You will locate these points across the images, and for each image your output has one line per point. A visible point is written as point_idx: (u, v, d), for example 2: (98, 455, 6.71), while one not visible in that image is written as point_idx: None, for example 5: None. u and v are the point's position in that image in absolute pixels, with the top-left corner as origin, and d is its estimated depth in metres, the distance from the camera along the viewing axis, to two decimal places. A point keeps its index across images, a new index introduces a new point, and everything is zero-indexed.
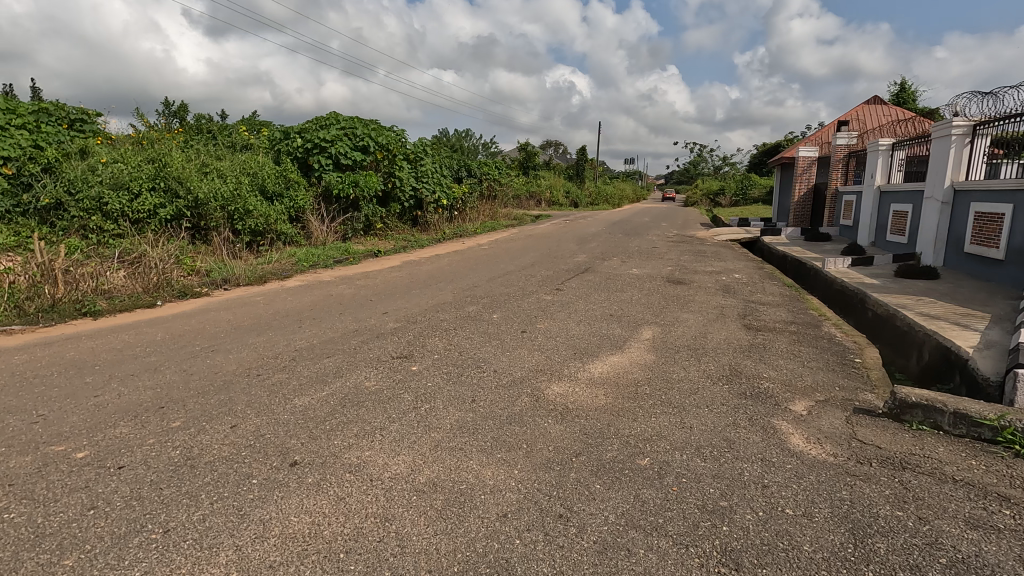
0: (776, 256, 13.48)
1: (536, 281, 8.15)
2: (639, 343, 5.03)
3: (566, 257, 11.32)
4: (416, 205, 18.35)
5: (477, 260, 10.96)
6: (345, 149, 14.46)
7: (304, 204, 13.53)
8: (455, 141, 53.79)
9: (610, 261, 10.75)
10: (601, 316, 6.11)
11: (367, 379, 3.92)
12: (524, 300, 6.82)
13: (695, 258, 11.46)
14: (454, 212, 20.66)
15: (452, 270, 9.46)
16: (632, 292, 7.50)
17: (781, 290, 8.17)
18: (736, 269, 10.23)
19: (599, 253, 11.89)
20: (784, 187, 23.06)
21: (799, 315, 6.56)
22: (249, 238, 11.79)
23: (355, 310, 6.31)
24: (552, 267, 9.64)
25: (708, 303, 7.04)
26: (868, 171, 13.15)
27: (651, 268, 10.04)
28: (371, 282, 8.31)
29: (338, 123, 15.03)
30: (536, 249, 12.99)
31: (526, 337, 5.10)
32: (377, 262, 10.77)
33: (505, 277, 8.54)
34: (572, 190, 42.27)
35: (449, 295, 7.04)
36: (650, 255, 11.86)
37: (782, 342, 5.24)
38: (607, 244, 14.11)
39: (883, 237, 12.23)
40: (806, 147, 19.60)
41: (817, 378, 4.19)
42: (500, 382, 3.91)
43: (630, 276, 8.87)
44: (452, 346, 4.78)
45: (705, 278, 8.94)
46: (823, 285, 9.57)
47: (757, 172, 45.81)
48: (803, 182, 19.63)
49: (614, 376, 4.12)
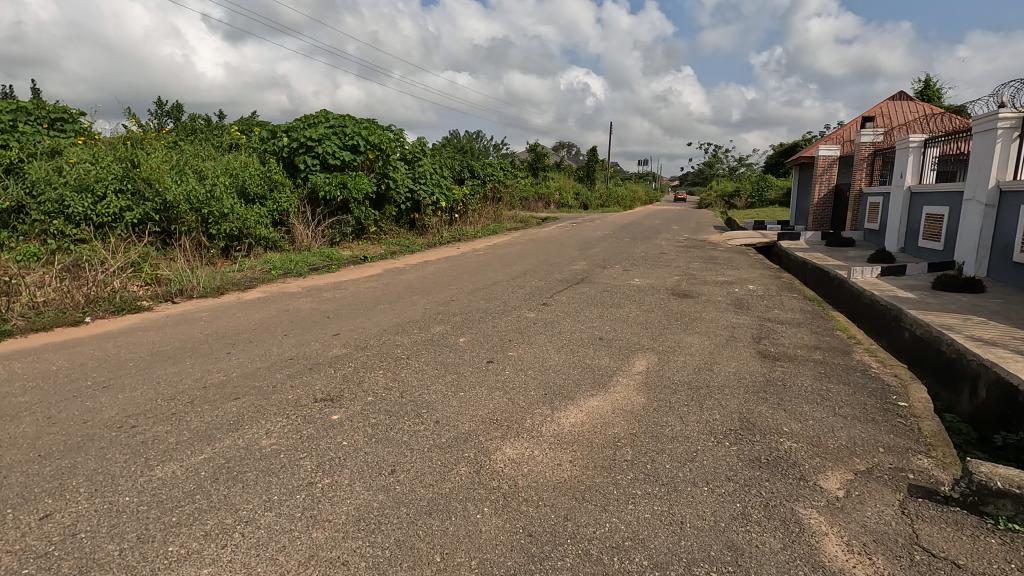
0: (794, 263, 12.42)
1: (523, 294, 7.26)
2: (628, 379, 4.09)
3: (563, 264, 10.40)
4: (413, 207, 17.54)
5: (466, 268, 10.09)
6: (333, 149, 13.66)
7: (288, 207, 12.79)
8: (464, 143, 53.07)
9: (611, 269, 9.81)
10: (588, 340, 5.19)
11: (266, 435, 3.04)
12: (503, 318, 5.94)
13: (705, 267, 10.46)
14: (454, 215, 19.80)
15: (435, 280, 8.58)
16: (630, 308, 6.57)
17: (803, 305, 7.16)
18: (751, 279, 9.23)
19: (600, 261, 10.92)
20: (803, 188, 21.88)
21: (825, 338, 5.58)
22: (224, 243, 11.17)
23: (305, 330, 5.46)
24: (545, 278, 8.72)
25: (717, 323, 6.07)
26: (897, 171, 12.04)
27: (655, 276, 9.09)
28: (340, 294, 7.47)
29: (327, 121, 14.26)
30: (534, 255, 12.07)
31: (491, 370, 4.22)
32: (357, 269, 9.98)
33: (489, 289, 7.65)
34: (582, 192, 41.21)
35: (418, 312, 6.17)
36: (656, 263, 10.88)
37: (805, 378, 4.28)
38: (611, 250, 13.15)
39: (915, 243, 11.13)
40: (826, 145, 18.45)
41: (854, 436, 3.23)
42: (437, 441, 3.02)
43: (630, 288, 7.93)
44: (397, 381, 3.91)
45: (715, 291, 7.96)
46: (849, 297, 8.54)
47: (774, 173, 44.47)
48: (823, 183, 18.49)
49: (589, 430, 3.21)
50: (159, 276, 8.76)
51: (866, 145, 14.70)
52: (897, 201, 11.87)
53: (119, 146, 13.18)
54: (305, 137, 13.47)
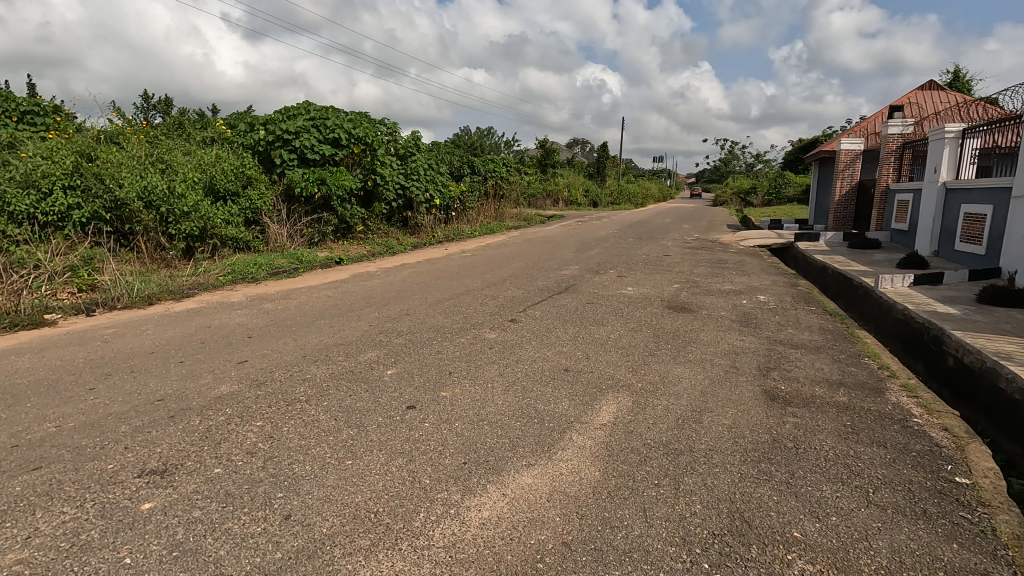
0: (814, 267, 11.23)
1: (492, 306, 6.26)
2: (586, 438, 3.05)
3: (552, 269, 9.37)
4: (404, 206, 16.66)
5: (443, 273, 9.13)
6: (312, 142, 12.76)
7: (262, 205, 11.92)
8: (472, 140, 52.09)
9: (604, 275, 8.74)
10: (552, 372, 4.15)
11: (21, 542, 2.08)
12: (456, 338, 4.94)
13: (711, 272, 9.35)
14: (450, 213, 18.87)
15: (401, 288, 7.62)
16: (614, 327, 5.52)
17: (823, 323, 6.05)
18: (763, 287, 8.10)
19: (595, 265, 9.85)
20: (823, 185, 20.57)
21: (851, 370, 4.49)
22: (185, 244, 10.28)
23: (211, 355, 4.50)
24: (525, 285, 7.69)
25: (717, 346, 5.00)
26: (929, 165, 10.78)
27: (652, 284, 8.02)
28: (286, 305, 6.54)
29: (307, 113, 13.32)
30: (524, 257, 11.08)
31: (406, 421, 3.21)
32: (324, 274, 9.07)
33: (456, 300, 6.66)
34: (592, 189, 40.00)
35: (358, 332, 5.20)
36: (657, 268, 9.78)
37: (827, 436, 3.22)
38: (610, 252, 12.06)
39: (951, 246, 9.91)
40: (849, 138, 17.13)
41: (901, 552, 2.17)
42: (269, 557, 2.03)
43: (619, 299, 6.87)
44: (272, 440, 2.93)
45: (719, 303, 6.87)
46: (877, 310, 7.39)
47: (793, 169, 42.83)
48: (845, 179, 17.20)
49: (505, 538, 2.18)
50: (100, 278, 7.90)
51: (894, 137, 13.38)
52: (930, 199, 10.63)
53: (86, 140, 12.38)
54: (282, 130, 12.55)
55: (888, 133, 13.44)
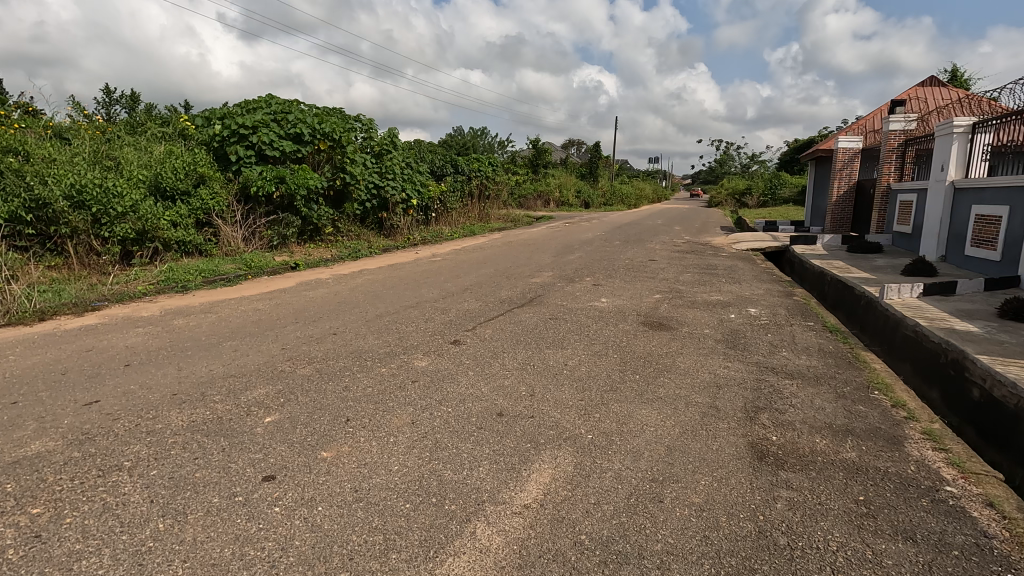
0: (811, 273, 10.39)
1: (438, 324, 5.38)
2: (494, 534, 2.16)
3: (522, 276, 8.48)
4: (378, 206, 15.78)
5: (401, 280, 8.24)
6: (271, 137, 11.81)
7: (214, 205, 10.98)
8: (463, 140, 51.20)
9: (579, 283, 7.87)
10: (482, 417, 3.27)
11: None
12: (378, 368, 4.06)
13: (698, 280, 8.50)
14: (429, 215, 18.04)
15: (345, 300, 6.71)
16: (575, 350, 4.64)
17: (823, 343, 5.18)
18: (755, 298, 7.24)
19: (571, 271, 8.97)
20: (818, 184, 19.80)
21: (859, 410, 3.63)
22: (122, 248, 9.33)
23: (60, 392, 3.60)
24: (486, 296, 6.81)
25: (696, 377, 4.12)
26: (935, 162, 9.97)
27: (630, 294, 7.14)
28: (200, 321, 5.63)
29: (267, 106, 12.38)
30: (496, 262, 10.19)
31: (251, 504, 2.31)
32: (270, 281, 8.17)
33: (400, 315, 5.78)
34: (583, 189, 39.15)
35: (263, 358, 4.31)
36: (639, 274, 8.91)
37: (833, 523, 2.33)
38: (591, 256, 11.19)
39: (960, 252, 9.09)
40: (847, 136, 16.33)
41: None
42: None
43: (589, 313, 5.99)
44: (33, 545, 2.02)
45: (703, 317, 6.01)
46: (883, 325, 6.55)
47: (788, 170, 42.11)
48: (843, 179, 16.42)
49: None
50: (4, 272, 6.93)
51: (895, 134, 12.57)
52: (936, 200, 9.82)
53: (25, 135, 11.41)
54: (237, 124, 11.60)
55: (889, 129, 12.63)
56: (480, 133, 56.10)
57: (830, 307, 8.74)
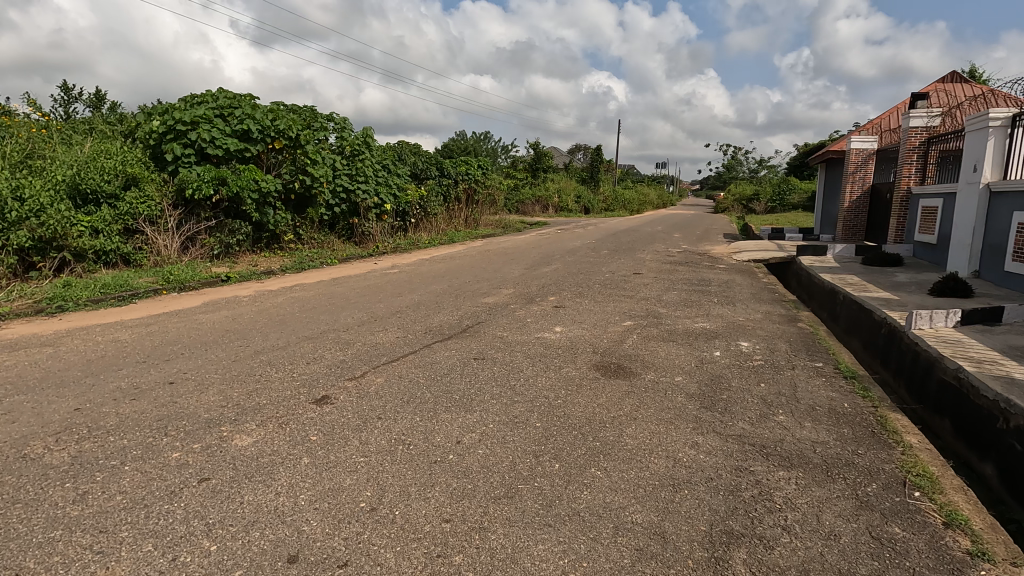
0: (822, 290, 8.98)
1: (320, 368, 4.06)
2: None
3: (475, 294, 7.19)
4: (346, 210, 14.60)
5: (331, 298, 6.99)
6: (212, 134, 10.59)
7: (144, 210, 9.78)
8: (462, 144, 50.24)
9: (537, 305, 6.54)
10: (256, 564, 1.95)
11: None
12: (171, 449, 2.74)
13: (684, 300, 7.14)
14: (407, 220, 16.87)
15: (236, 328, 5.40)
16: (483, 415, 3.29)
17: (835, 399, 3.81)
18: (750, 326, 5.87)
19: (535, 288, 7.64)
20: (829, 189, 18.38)
21: (894, 539, 2.29)
22: (21, 259, 8.13)
23: None
24: (413, 324, 5.47)
25: (645, 468, 2.76)
26: (966, 161, 8.56)
27: (595, 321, 5.79)
28: (23, 358, 4.36)
29: (213, 100, 11.16)
30: (456, 276, 8.86)
31: None
32: (177, 299, 6.94)
33: (284, 352, 4.49)
34: (584, 194, 37.80)
35: (27, 429, 3.01)
36: (615, 292, 7.58)
37: None
38: (568, 268, 9.84)
39: (998, 268, 7.66)
40: (859, 136, 14.94)
41: None
42: None
43: (530, 349, 4.65)
44: None
45: (678, 355, 4.66)
46: (911, 365, 5.18)
47: (798, 175, 40.61)
48: (856, 182, 15.03)
49: None
50: None
51: (916, 131, 11.15)
52: (968, 206, 8.39)
53: None
54: (175, 119, 10.39)
55: (909, 126, 11.22)
56: (482, 138, 55.03)
57: (842, 333, 7.38)
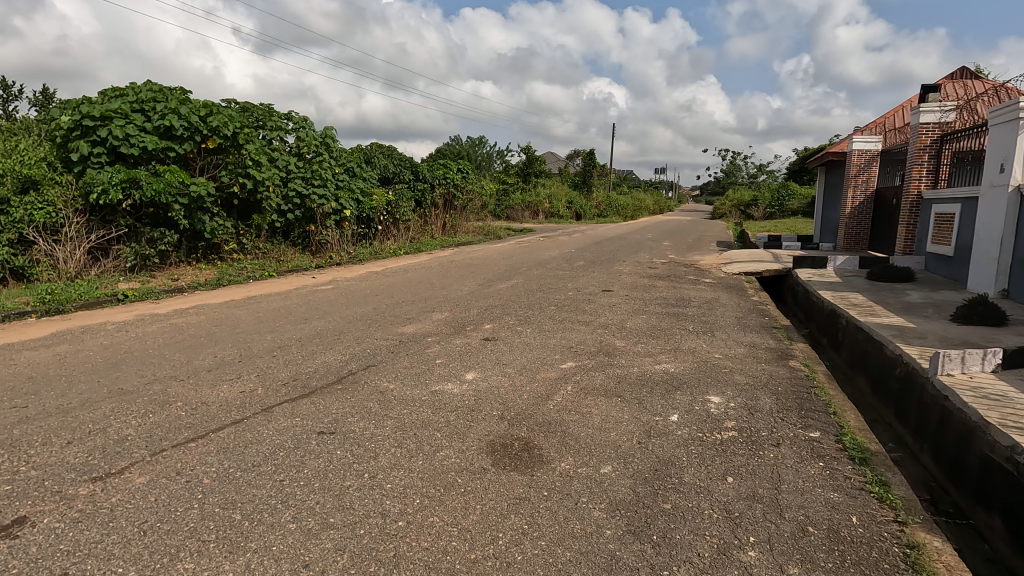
0: (822, 311, 7.65)
1: (76, 454, 2.75)
2: None
3: (398, 320, 5.90)
4: (299, 216, 13.32)
5: (217, 326, 5.71)
6: (126, 130, 9.30)
7: (40, 217, 8.51)
8: (453, 151, 49.25)
9: (464, 337, 5.23)
10: None
11: None
12: None
13: (652, 329, 5.81)
14: (372, 228, 15.62)
15: (47, 374, 4.10)
16: (253, 563, 1.98)
17: (838, 511, 2.51)
18: (726, 368, 4.55)
19: (474, 313, 6.34)
20: (828, 194, 17.15)
21: None
22: None
23: None
24: (280, 368, 4.16)
25: None
26: (991, 159, 7.27)
27: (525, 361, 4.47)
28: None
29: (134, 92, 9.89)
30: (392, 295, 7.59)
31: None
32: (30, 326, 5.69)
33: (59, 420, 3.19)
34: (576, 200, 36.58)
35: None
36: (571, 317, 6.27)
37: None
38: (528, 285, 8.54)
39: None
40: (862, 137, 13.67)
41: None
42: None
43: (412, 414, 3.34)
44: None
45: (619, 421, 3.34)
46: (944, 430, 3.84)
47: (798, 180, 39.39)
48: (859, 186, 13.79)
49: None
50: None
51: (928, 128, 9.85)
52: (992, 213, 7.11)
53: None
54: (82, 114, 9.10)
55: (920, 122, 9.89)
56: (474, 143, 53.88)
57: (847, 370, 6.04)
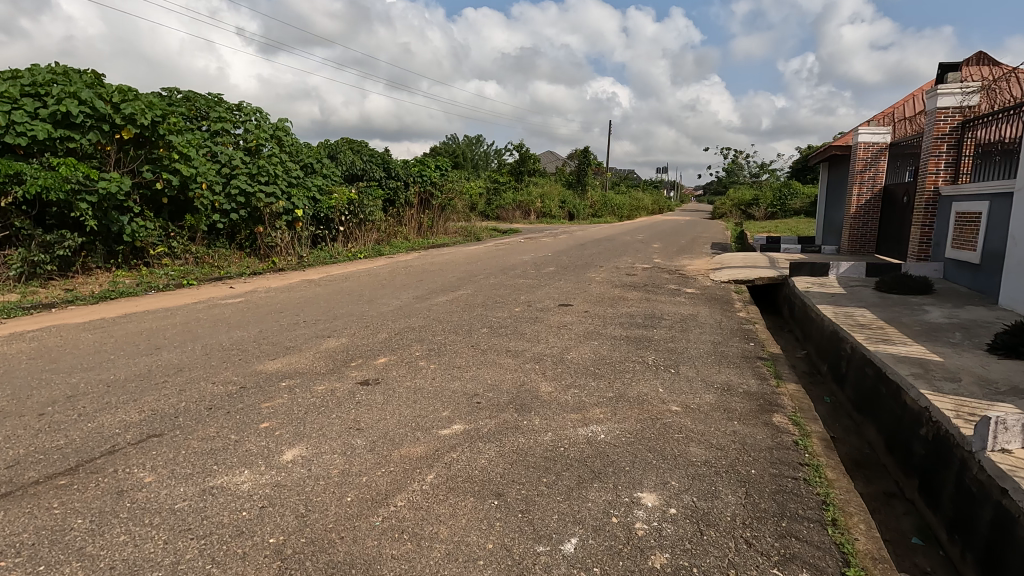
0: (823, 332, 6.30)
1: None
2: None
3: (274, 351, 4.60)
4: (244, 217, 12.02)
5: (33, 359, 4.40)
6: (9, 116, 8.03)
7: None
8: (446, 150, 48.05)
9: (339, 377, 3.92)
10: None
11: None
12: None
13: (598, 363, 4.49)
14: (332, 230, 14.36)
15: None
16: None
17: None
18: (680, 432, 3.21)
19: (380, 339, 5.02)
20: (831, 192, 15.79)
21: None
22: None
23: None
24: (17, 441, 2.83)
25: None
26: None
27: (393, 423, 3.14)
28: None
29: (28, 74, 8.63)
30: (302, 312, 6.30)
31: None
32: None
33: None
34: (569, 199, 35.25)
35: None
36: (501, 345, 4.94)
37: None
38: (474, 297, 7.22)
39: None
40: (869, 127, 12.33)
41: None
42: None
43: (132, 543, 2.02)
44: None
45: (474, 556, 2.02)
46: (1007, 548, 2.48)
47: (801, 179, 37.99)
48: (865, 183, 12.43)
49: None
50: None
51: (947, 113, 8.44)
52: None
53: None
54: None
55: (938, 106, 8.48)
56: (469, 142, 52.60)
57: (856, 418, 4.68)
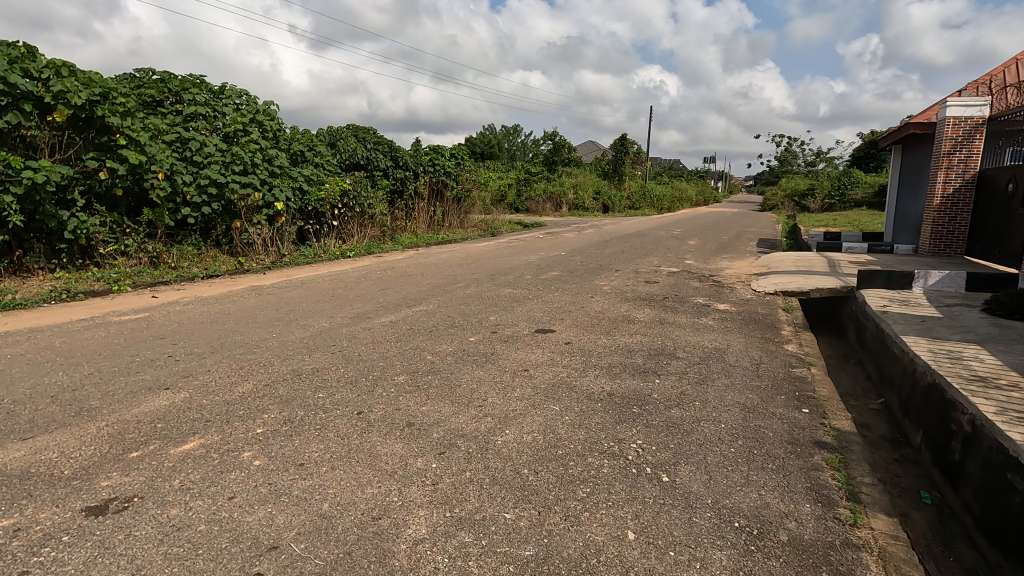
0: (914, 383, 4.27)
1: None
2: None
3: (49, 420, 3.02)
4: (218, 211, 10.70)
5: None
6: None
7: None
8: (479, 141, 46.54)
9: (69, 491, 2.29)
10: None
11: None
12: None
13: (541, 458, 2.71)
14: (322, 225, 12.97)
15: None
16: None
17: None
18: None
19: (231, 396, 3.38)
20: (906, 179, 13.23)
21: None
22: None
23: None
24: None
25: None
26: None
27: None
28: None
29: None
30: (185, 338, 4.75)
31: None
32: None
33: None
34: (605, 190, 33.01)
35: None
36: (403, 412, 3.21)
37: None
38: (427, 318, 5.51)
39: None
40: (961, 98, 9.89)
41: None
42: None
43: None
44: None
45: None
46: None
47: (864, 167, 34.33)
48: (954, 168, 9.99)
49: None
50: None
51: None
52: None
53: None
54: None
55: None
56: (504, 132, 50.71)
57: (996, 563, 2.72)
